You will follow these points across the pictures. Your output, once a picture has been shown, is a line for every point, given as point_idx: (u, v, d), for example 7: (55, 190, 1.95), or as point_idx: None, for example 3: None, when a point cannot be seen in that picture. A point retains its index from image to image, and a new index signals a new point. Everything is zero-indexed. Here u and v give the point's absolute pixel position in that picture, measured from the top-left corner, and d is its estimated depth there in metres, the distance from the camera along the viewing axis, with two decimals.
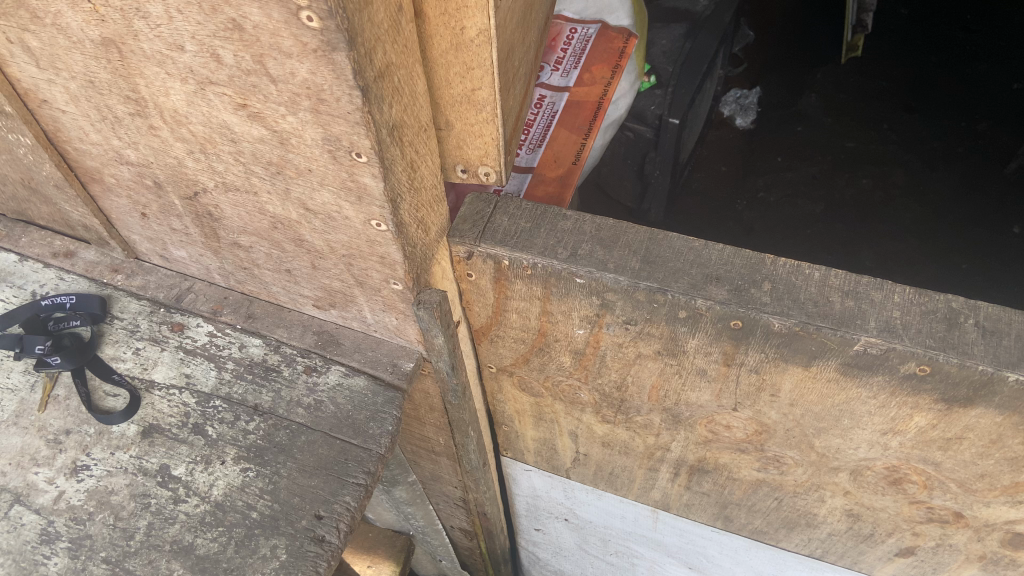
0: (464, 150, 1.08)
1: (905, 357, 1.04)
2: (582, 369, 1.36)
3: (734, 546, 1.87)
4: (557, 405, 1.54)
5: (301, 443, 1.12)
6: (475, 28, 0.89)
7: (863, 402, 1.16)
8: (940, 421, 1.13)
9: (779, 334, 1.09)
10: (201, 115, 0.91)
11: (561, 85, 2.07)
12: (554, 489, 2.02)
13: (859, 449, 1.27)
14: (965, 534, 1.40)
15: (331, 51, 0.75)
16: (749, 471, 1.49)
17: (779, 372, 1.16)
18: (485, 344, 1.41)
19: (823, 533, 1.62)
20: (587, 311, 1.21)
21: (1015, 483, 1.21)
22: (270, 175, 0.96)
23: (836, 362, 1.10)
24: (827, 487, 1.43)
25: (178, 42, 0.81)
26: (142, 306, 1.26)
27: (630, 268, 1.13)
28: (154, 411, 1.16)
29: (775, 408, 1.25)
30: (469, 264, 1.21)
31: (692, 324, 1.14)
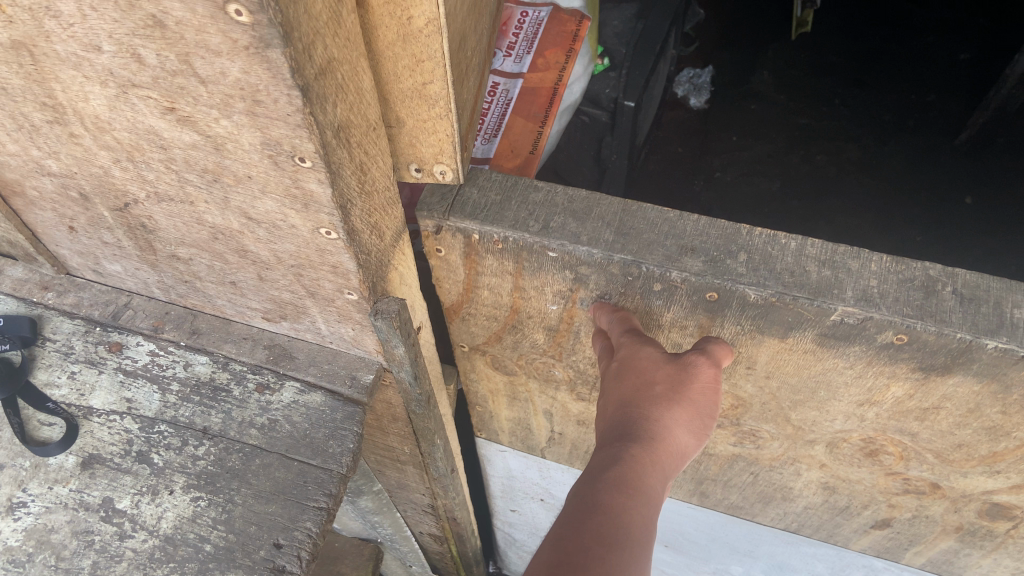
0: (418, 148, 1.01)
1: (882, 326, 1.00)
2: (555, 347, 1.34)
3: (711, 522, 1.93)
4: (531, 384, 1.54)
5: (256, 466, 1.05)
6: (423, 17, 0.83)
7: (840, 372, 1.13)
8: (917, 391, 1.11)
9: (753, 304, 1.05)
10: (125, 120, 0.83)
11: (515, 72, 2.01)
12: (529, 469, 2.05)
13: (835, 421, 1.26)
14: (944, 504, 1.42)
15: (265, 48, 0.67)
16: (725, 446, 1.50)
17: (755, 344, 1.14)
18: (457, 322, 1.38)
19: (799, 507, 1.64)
20: (560, 286, 1.17)
21: (993, 453, 1.20)
22: (207, 182, 0.89)
23: (813, 333, 1.07)
24: (802, 460, 1.43)
25: (94, 42, 0.73)
26: (76, 326, 1.17)
27: (603, 240, 1.08)
28: (94, 440, 1.07)
29: (751, 381, 1.23)
30: (438, 239, 1.16)
31: (667, 297, 1.10)
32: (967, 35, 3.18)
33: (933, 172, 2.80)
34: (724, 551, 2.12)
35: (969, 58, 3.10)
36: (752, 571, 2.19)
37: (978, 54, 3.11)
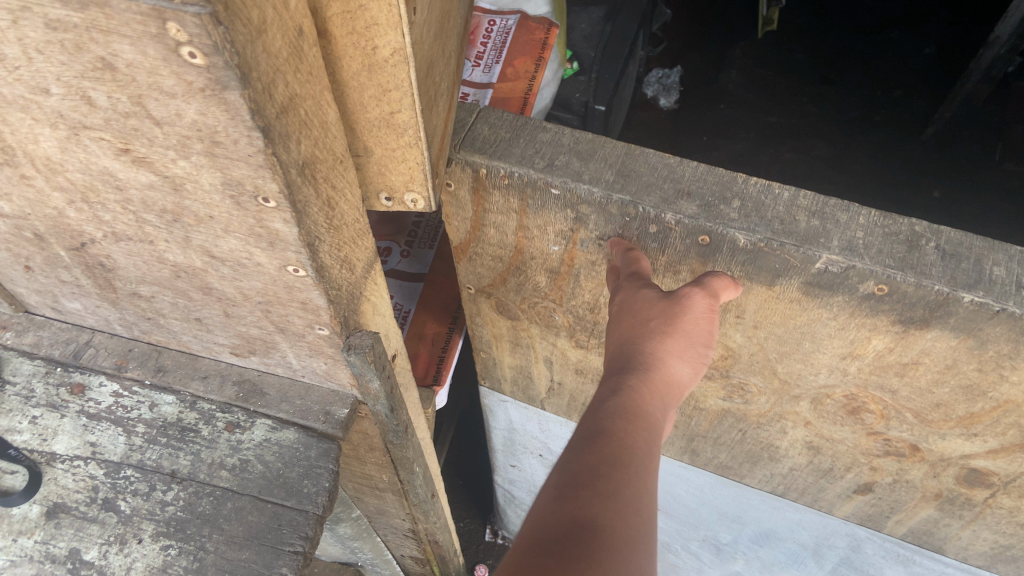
0: (387, 176, 0.98)
1: (864, 276, 0.99)
2: (557, 291, 1.30)
3: (699, 483, 1.83)
4: (533, 329, 1.47)
5: (228, 510, 1.03)
6: (389, 46, 0.81)
7: (824, 322, 1.10)
8: (897, 345, 1.08)
9: (744, 250, 1.03)
10: (78, 161, 0.79)
11: (484, 82, 1.97)
12: (529, 422, 1.96)
13: (819, 374, 1.22)
14: (923, 468, 1.34)
15: (222, 90, 0.64)
16: (713, 400, 1.44)
17: (744, 291, 1.11)
18: (463, 263, 1.35)
19: (786, 468, 1.56)
20: (561, 227, 1.15)
21: (970, 414, 1.16)
22: (166, 223, 0.85)
23: (799, 281, 1.05)
24: (788, 417, 1.38)
25: (42, 85, 0.69)
26: (36, 367, 1.12)
27: (604, 180, 1.07)
28: (58, 488, 1.04)
29: (740, 330, 1.20)
30: (448, 173, 1.14)
31: (662, 240, 1.08)
32: (933, 28, 3.19)
33: (901, 168, 2.81)
34: (711, 517, 1.99)
35: (934, 53, 3.11)
36: (741, 540, 2.04)
37: (942, 48, 3.13)
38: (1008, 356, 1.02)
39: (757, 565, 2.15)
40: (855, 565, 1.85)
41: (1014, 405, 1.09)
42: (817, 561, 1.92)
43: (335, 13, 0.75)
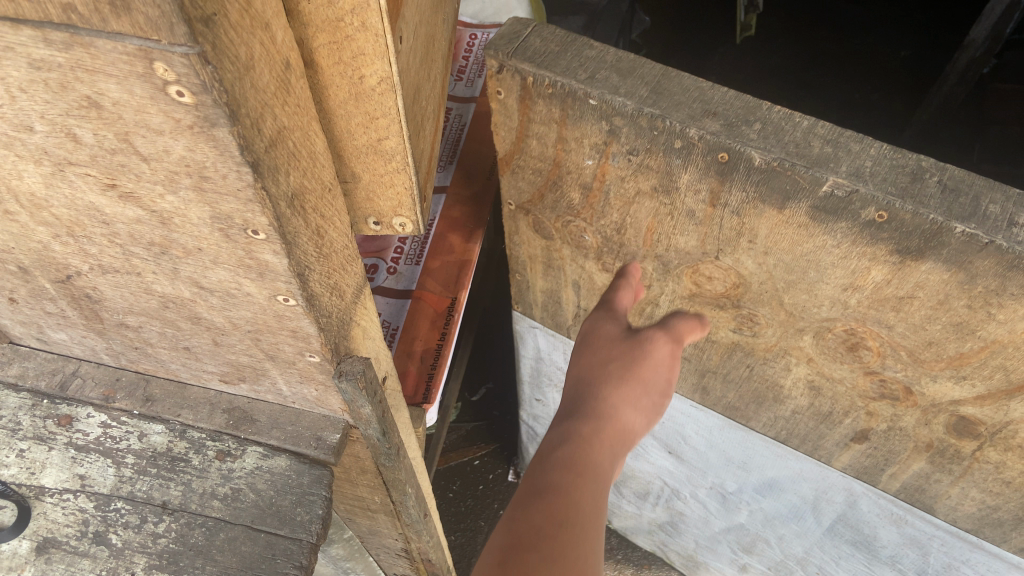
0: (375, 202, 0.98)
1: (866, 202, 0.98)
2: (588, 210, 1.28)
3: (708, 426, 1.73)
4: (564, 250, 1.43)
5: (221, 541, 1.05)
6: (375, 76, 0.81)
7: (828, 250, 1.08)
8: (895, 276, 1.05)
9: (759, 170, 1.03)
10: (63, 197, 0.78)
11: (467, 96, 2.01)
12: (555, 352, 1.85)
13: (822, 307, 1.18)
14: (914, 415, 1.29)
15: (211, 127, 0.64)
16: (725, 333, 1.38)
17: (756, 215, 1.09)
18: (506, 175, 1.34)
19: (788, 412, 1.49)
20: (596, 139, 1.14)
21: (960, 354, 1.11)
22: (154, 255, 0.84)
23: (806, 205, 1.04)
24: (793, 353, 1.32)
25: (26, 122, 0.69)
26: (22, 399, 1.11)
27: (638, 95, 1.07)
28: (48, 522, 1.04)
29: (750, 256, 1.17)
30: (499, 79, 1.15)
31: (685, 157, 1.08)
32: (906, 32, 3.24)
33: None
34: (717, 463, 1.86)
35: (909, 55, 3.16)
36: (746, 490, 1.91)
37: (917, 52, 3.18)
38: (995, 293, 0.99)
39: (760, 520, 2.01)
40: (852, 524, 1.73)
41: (1001, 345, 1.06)
42: (817, 517, 1.80)
43: (322, 44, 0.76)
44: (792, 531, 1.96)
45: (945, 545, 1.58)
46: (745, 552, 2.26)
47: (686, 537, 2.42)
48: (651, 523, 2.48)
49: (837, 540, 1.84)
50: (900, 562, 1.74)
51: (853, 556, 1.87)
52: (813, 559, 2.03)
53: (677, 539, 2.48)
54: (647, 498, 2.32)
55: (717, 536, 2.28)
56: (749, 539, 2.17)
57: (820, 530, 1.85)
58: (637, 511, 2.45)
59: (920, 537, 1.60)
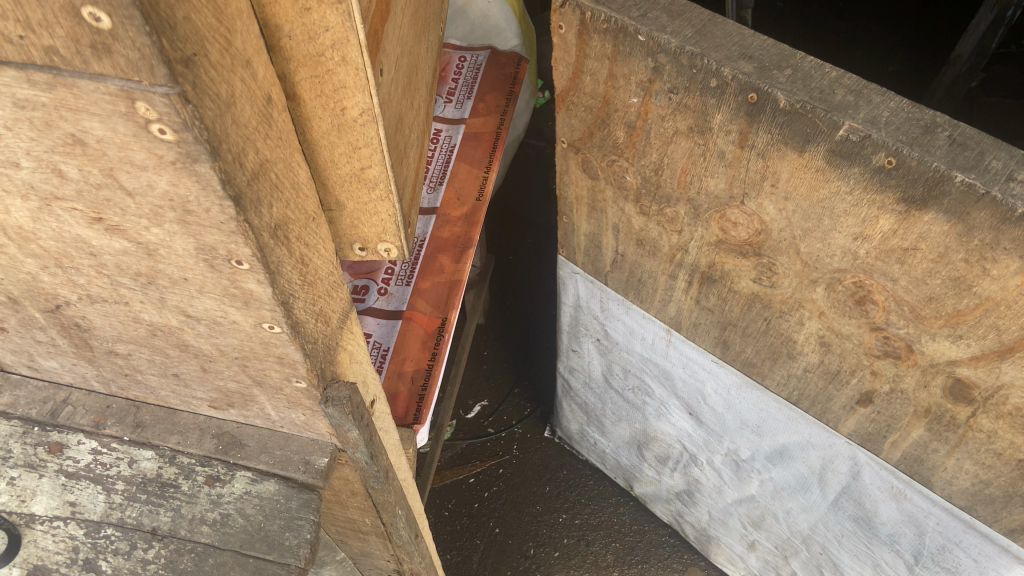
0: (360, 228, 0.99)
1: (878, 147, 1.08)
2: (630, 148, 1.41)
3: (727, 384, 1.75)
4: (607, 191, 1.55)
5: (210, 566, 1.05)
6: (357, 107, 0.83)
7: (841, 198, 1.17)
8: (901, 227, 1.13)
9: (784, 112, 1.15)
10: (51, 230, 0.80)
11: (456, 117, 2.06)
12: (592, 301, 1.93)
13: (834, 257, 1.26)
14: (914, 376, 1.32)
15: (192, 162, 0.65)
16: (746, 282, 1.45)
17: (778, 158, 1.20)
18: (562, 112, 1.49)
19: (799, 369, 1.53)
20: (642, 76, 1.29)
21: (956, 312, 1.17)
22: (141, 285, 0.85)
23: (824, 148, 1.14)
24: (806, 306, 1.39)
25: (12, 158, 0.70)
26: (13, 427, 1.13)
27: (683, 34, 1.22)
28: (37, 550, 1.05)
29: (772, 202, 1.26)
30: (561, 13, 1.33)
31: (719, 96, 1.20)
32: (894, 48, 3.27)
33: None
34: (733, 426, 1.86)
35: (897, 70, 3.18)
36: (758, 457, 1.88)
37: (905, 67, 3.19)
38: (990, 246, 1.06)
39: (770, 492, 1.97)
40: (855, 497, 1.71)
41: (994, 303, 1.11)
42: (822, 489, 1.78)
43: (304, 77, 0.78)
44: (799, 504, 1.91)
45: (940, 526, 1.56)
46: (754, 528, 2.18)
47: (700, 509, 2.38)
48: (669, 490, 2.46)
49: (840, 516, 1.80)
50: (897, 543, 1.70)
51: (854, 535, 1.82)
52: (817, 538, 1.96)
53: (693, 510, 2.43)
54: (667, 462, 2.30)
55: (729, 508, 2.22)
56: (758, 514, 2.11)
57: (825, 504, 1.82)
58: (657, 476, 2.44)
59: (917, 515, 1.58)
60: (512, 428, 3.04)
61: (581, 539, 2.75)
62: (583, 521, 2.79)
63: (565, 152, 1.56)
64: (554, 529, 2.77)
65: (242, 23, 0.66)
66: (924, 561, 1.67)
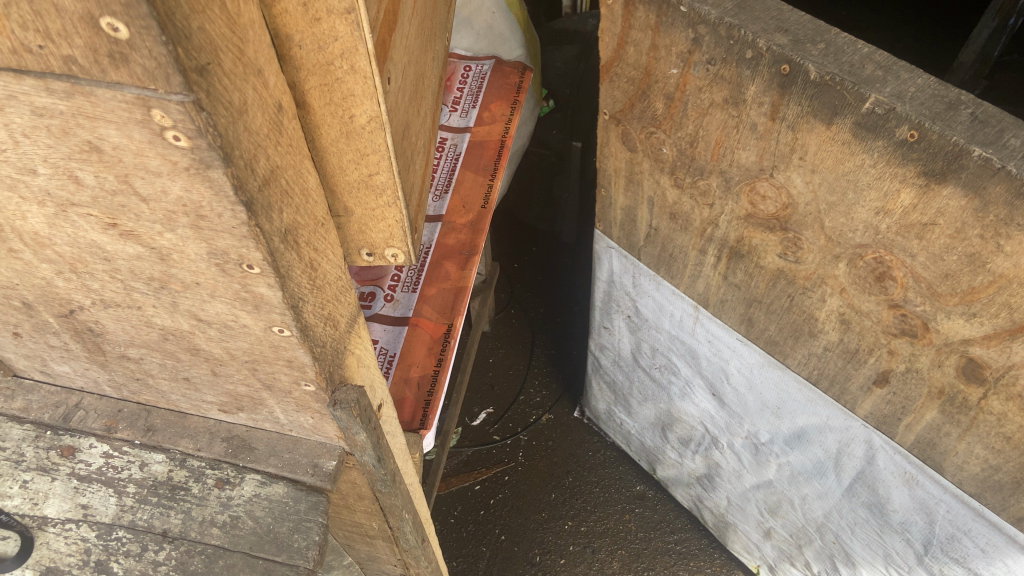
0: (368, 233, 1.00)
1: (901, 121, 1.10)
2: (668, 120, 1.46)
3: (750, 364, 1.77)
4: (645, 164, 1.60)
5: (220, 567, 1.07)
6: (365, 115, 0.85)
7: (866, 170, 1.20)
8: (921, 201, 1.16)
9: (813, 84, 1.18)
10: (66, 236, 0.81)
11: (461, 126, 2.08)
12: (625, 276, 1.97)
13: (856, 232, 1.28)
14: (929, 355, 1.34)
15: (206, 168, 0.67)
16: (772, 258, 1.49)
17: (807, 130, 1.24)
18: (605, 84, 1.54)
19: (820, 348, 1.55)
20: (682, 48, 1.33)
21: (971, 288, 1.18)
22: (154, 289, 0.87)
23: (851, 121, 1.17)
24: (829, 282, 1.41)
25: (29, 165, 0.72)
26: (25, 432, 1.15)
27: (722, 7, 1.25)
28: (49, 552, 1.08)
29: (800, 174, 1.30)
30: None
31: (754, 68, 1.24)
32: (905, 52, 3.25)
33: None
34: (754, 408, 1.88)
35: None
36: (777, 441, 1.90)
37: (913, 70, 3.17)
38: (1004, 223, 1.08)
39: (787, 477, 1.99)
40: (868, 483, 1.71)
41: (1006, 281, 1.13)
42: (837, 475, 1.79)
43: (313, 86, 0.79)
44: (815, 491, 1.92)
45: (950, 513, 1.56)
46: (771, 514, 2.20)
47: (720, 493, 2.41)
48: (690, 474, 2.48)
49: (854, 503, 1.81)
50: (908, 532, 1.71)
51: (867, 524, 1.83)
52: (831, 526, 1.97)
53: (712, 495, 2.46)
54: (689, 445, 2.33)
55: (747, 494, 2.24)
56: (775, 500, 2.13)
57: (840, 491, 1.83)
58: (679, 459, 2.47)
59: (928, 502, 1.59)
60: (517, 435, 3.05)
61: (586, 546, 2.74)
62: (588, 528, 2.79)
63: (607, 124, 1.62)
64: (560, 536, 2.77)
65: (254, 33, 0.68)
66: (934, 550, 1.68)
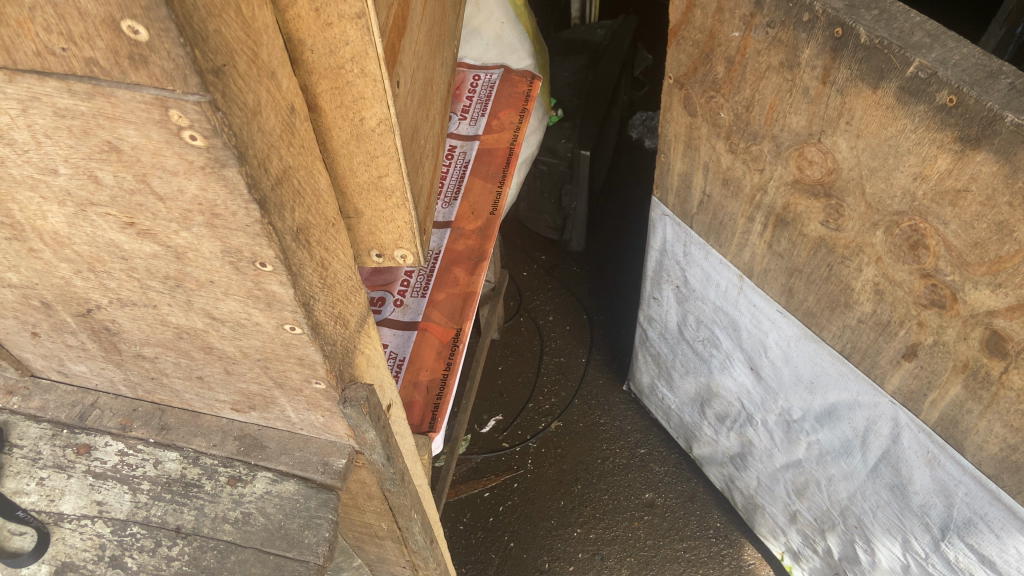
0: (377, 235, 1.02)
1: (941, 85, 1.14)
2: (727, 83, 1.54)
3: (789, 336, 1.83)
4: (703, 128, 1.69)
5: (231, 563, 1.09)
6: (375, 117, 0.87)
7: (907, 136, 1.24)
8: (956, 166, 1.19)
9: (864, 47, 1.22)
10: (85, 235, 0.84)
11: (470, 134, 2.11)
12: (678, 245, 2.06)
13: (894, 199, 1.32)
14: (956, 327, 1.37)
15: (221, 167, 0.69)
16: (814, 225, 1.55)
17: (854, 94, 1.28)
18: (672, 46, 1.62)
19: (854, 320, 1.60)
20: (745, 10, 1.40)
21: (999, 257, 1.20)
22: (169, 288, 0.89)
23: (896, 85, 1.20)
24: (865, 252, 1.46)
25: (51, 165, 0.75)
26: (42, 430, 1.19)
27: None
28: (66, 547, 1.11)
29: (846, 138, 1.35)
30: None
31: (810, 31, 1.29)
32: None
33: None
34: (790, 382, 1.94)
35: None
36: (810, 418, 1.95)
37: None
38: None
39: (815, 456, 2.02)
40: (892, 463, 1.73)
41: None
42: (864, 455, 1.82)
43: (325, 89, 0.82)
44: (841, 471, 1.95)
45: (968, 496, 1.56)
46: (798, 496, 2.24)
47: (751, 472, 2.45)
48: (724, 453, 2.56)
49: (877, 485, 1.83)
50: (927, 515, 1.71)
51: (888, 507, 1.84)
52: (855, 509, 1.99)
53: (744, 474, 2.52)
54: (725, 421, 2.41)
55: (777, 474, 2.29)
56: (803, 481, 2.16)
57: (865, 471, 1.85)
58: (715, 436, 2.54)
59: (948, 484, 1.59)
60: (526, 443, 3.06)
61: (595, 553, 2.74)
62: (597, 535, 2.78)
63: (672, 88, 1.71)
64: (568, 544, 2.77)
65: (268, 37, 0.71)
66: (950, 536, 1.68)
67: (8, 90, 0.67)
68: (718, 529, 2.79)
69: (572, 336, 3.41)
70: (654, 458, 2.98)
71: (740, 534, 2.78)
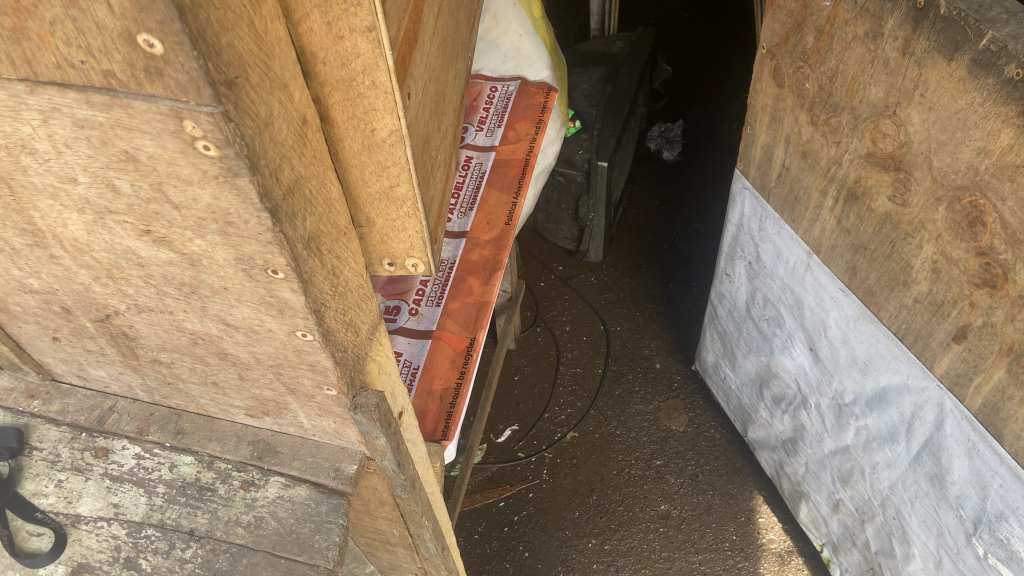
0: (389, 244, 1.04)
1: (1010, 58, 1.16)
2: (816, 53, 1.59)
3: (847, 315, 1.85)
4: (789, 100, 1.75)
5: (244, 565, 1.11)
6: (386, 129, 0.88)
7: (975, 109, 1.26)
8: (1017, 142, 1.20)
9: (943, 18, 1.25)
10: (103, 242, 0.86)
11: (487, 145, 2.14)
12: (755, 219, 2.12)
13: (958, 173, 1.34)
14: (1005, 309, 1.37)
15: (233, 176, 0.71)
16: (882, 200, 1.57)
17: (929, 66, 1.31)
18: (770, 16, 1.70)
19: (910, 300, 1.60)
20: None
21: None
22: (184, 295, 0.91)
23: (969, 57, 1.23)
24: (928, 228, 1.48)
25: (70, 174, 0.77)
26: (62, 433, 1.22)
27: None
28: (82, 549, 1.13)
29: (920, 112, 1.37)
30: None
31: (894, 2, 1.34)
32: None
33: None
34: (845, 364, 1.95)
35: None
36: (860, 402, 1.96)
37: None
38: None
39: (863, 442, 2.02)
40: (934, 451, 1.71)
41: None
42: (908, 441, 1.81)
43: (337, 100, 0.84)
44: (885, 458, 1.94)
45: (1003, 488, 1.53)
46: (842, 484, 2.23)
47: (801, 458, 2.46)
48: (777, 437, 2.58)
49: (918, 474, 1.81)
50: (962, 508, 1.69)
51: (926, 498, 1.82)
52: (894, 499, 1.98)
53: (793, 460, 2.53)
54: (781, 403, 2.43)
55: (824, 460, 2.30)
56: (848, 468, 2.16)
57: (908, 459, 1.84)
58: (770, 419, 2.57)
59: (985, 474, 1.57)
60: (542, 452, 3.06)
61: (610, 564, 2.73)
62: (612, 547, 2.77)
63: (765, 58, 1.79)
64: (583, 554, 2.75)
65: (281, 49, 0.73)
66: (982, 531, 1.65)
67: (30, 101, 0.69)
68: (734, 543, 2.76)
69: (590, 346, 3.41)
70: (672, 469, 2.97)
71: (763, 542, 2.74)
